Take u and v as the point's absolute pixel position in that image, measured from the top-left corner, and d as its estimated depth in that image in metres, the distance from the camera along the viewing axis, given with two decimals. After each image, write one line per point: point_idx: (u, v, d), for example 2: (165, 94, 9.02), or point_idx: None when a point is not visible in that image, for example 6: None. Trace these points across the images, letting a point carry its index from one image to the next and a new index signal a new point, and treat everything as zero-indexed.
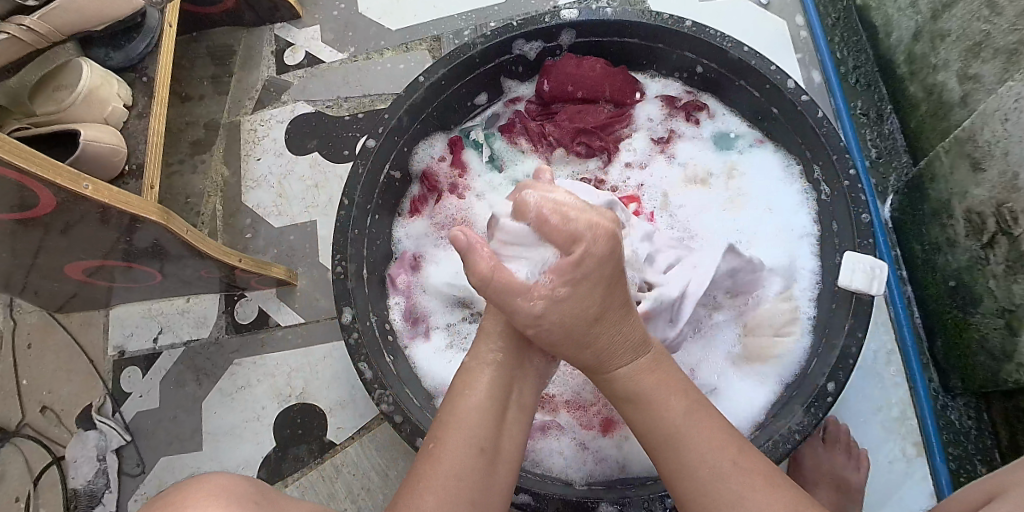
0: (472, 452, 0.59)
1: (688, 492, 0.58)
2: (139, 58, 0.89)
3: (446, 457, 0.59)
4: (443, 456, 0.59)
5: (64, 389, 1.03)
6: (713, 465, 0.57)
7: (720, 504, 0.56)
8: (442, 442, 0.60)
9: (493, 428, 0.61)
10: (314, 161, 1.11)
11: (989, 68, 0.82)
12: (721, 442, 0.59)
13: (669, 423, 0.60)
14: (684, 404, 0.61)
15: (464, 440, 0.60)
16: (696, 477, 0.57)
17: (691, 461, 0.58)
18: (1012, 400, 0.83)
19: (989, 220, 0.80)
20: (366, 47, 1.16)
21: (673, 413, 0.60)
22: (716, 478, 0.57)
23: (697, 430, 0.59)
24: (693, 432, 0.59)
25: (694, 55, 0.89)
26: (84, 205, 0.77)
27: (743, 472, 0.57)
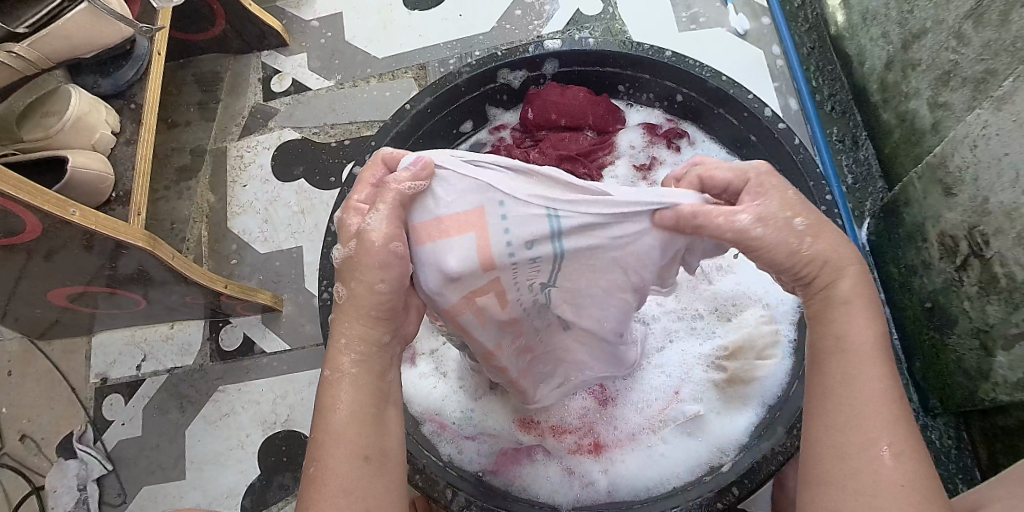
0: (357, 464, 0.54)
1: (832, 465, 0.51)
2: (127, 86, 0.90)
3: (333, 477, 0.53)
4: (325, 478, 0.53)
5: (44, 417, 1.02)
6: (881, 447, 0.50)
7: (860, 482, 0.50)
8: (325, 466, 0.53)
9: (373, 431, 0.56)
10: (300, 187, 1.12)
11: (958, 96, 0.86)
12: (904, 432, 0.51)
13: (851, 396, 0.52)
14: (883, 385, 0.53)
15: (347, 453, 0.54)
16: (857, 455, 0.51)
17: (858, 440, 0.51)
18: (990, 420, 0.86)
19: (961, 242, 0.83)
20: (353, 74, 1.18)
21: (863, 391, 0.53)
22: (874, 460, 0.50)
23: (875, 410, 0.52)
24: (883, 415, 0.52)
25: (674, 83, 0.92)
26: (68, 231, 0.77)
27: (909, 466, 0.50)
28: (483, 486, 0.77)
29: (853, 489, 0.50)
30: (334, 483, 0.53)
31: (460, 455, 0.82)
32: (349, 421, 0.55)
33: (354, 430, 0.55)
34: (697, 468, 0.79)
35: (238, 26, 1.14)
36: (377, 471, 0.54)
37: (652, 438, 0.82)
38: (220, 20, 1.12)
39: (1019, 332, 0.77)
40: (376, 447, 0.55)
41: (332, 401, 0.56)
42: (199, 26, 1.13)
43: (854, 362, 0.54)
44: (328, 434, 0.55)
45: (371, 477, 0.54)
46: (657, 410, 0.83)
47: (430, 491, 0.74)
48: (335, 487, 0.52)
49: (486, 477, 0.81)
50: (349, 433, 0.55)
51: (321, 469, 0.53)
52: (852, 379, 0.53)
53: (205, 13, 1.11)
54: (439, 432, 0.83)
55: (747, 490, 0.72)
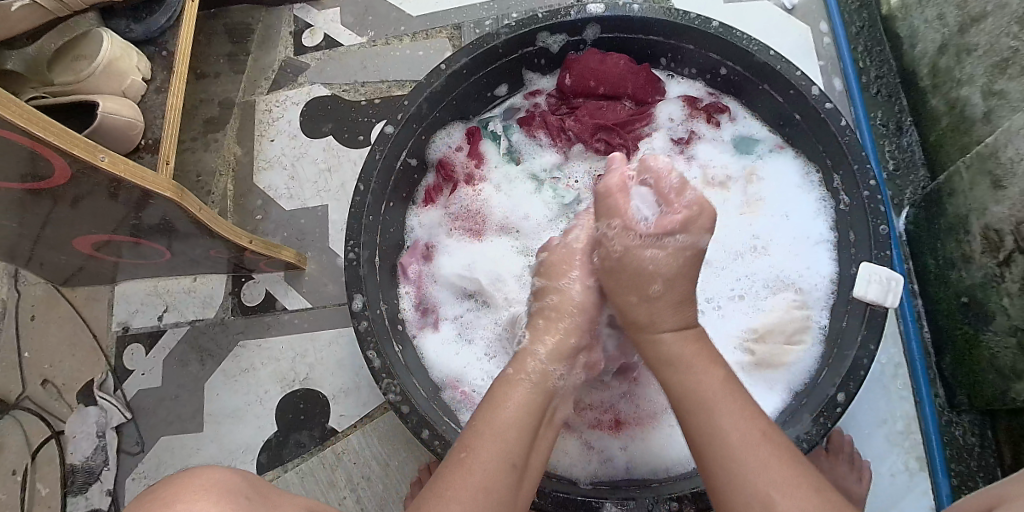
0: (504, 467, 0.58)
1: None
2: (160, 32, 0.89)
3: (479, 467, 0.57)
4: (473, 464, 0.57)
5: (66, 363, 1.03)
6: (773, 493, 0.53)
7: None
8: (474, 452, 0.58)
9: (524, 442, 0.61)
10: (327, 144, 1.10)
11: (1016, 85, 0.82)
12: (783, 471, 0.54)
13: (731, 440, 0.56)
14: (752, 426, 0.57)
15: (497, 450, 0.59)
16: (749, 502, 0.53)
17: (751, 485, 0.54)
18: (1019, 419, 0.84)
19: (1006, 237, 0.80)
20: (386, 32, 1.15)
21: (736, 433, 0.57)
22: (767, 505, 0.52)
23: (760, 450, 0.55)
24: (755, 454, 0.55)
25: (719, 56, 0.89)
26: (97, 177, 0.76)
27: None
28: None
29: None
30: (478, 474, 0.56)
31: None
32: (508, 424, 0.61)
33: (511, 432, 0.61)
34: None
35: None
36: (517, 477, 0.59)
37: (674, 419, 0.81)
38: None
39: None
40: (522, 460, 0.60)
41: (503, 400, 0.64)
42: None
43: (692, 379, 0.62)
44: (486, 428, 0.61)
45: (510, 483, 0.58)
46: None
47: None
48: (477, 482, 0.56)
49: None
50: (509, 433, 0.61)
51: (467, 455, 0.58)
52: (698, 414, 0.59)
53: None
54: (459, 399, 0.83)
55: None
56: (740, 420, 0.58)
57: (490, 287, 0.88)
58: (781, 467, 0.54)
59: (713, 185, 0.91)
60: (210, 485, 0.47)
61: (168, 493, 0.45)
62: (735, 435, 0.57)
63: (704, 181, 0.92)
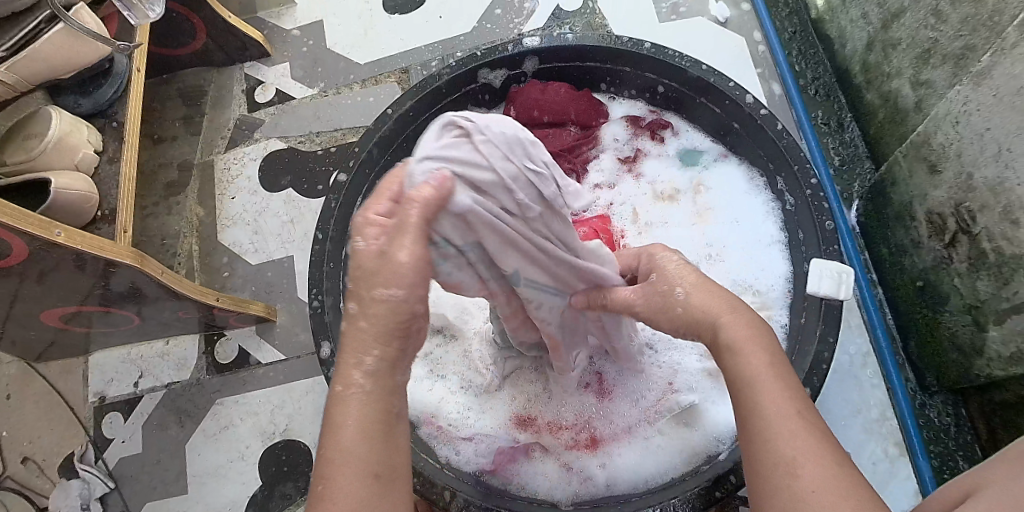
0: (368, 483, 0.47)
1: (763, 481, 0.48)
2: (108, 104, 0.90)
3: (340, 499, 0.46)
4: (330, 500, 0.46)
5: (44, 439, 1.02)
6: (799, 458, 0.47)
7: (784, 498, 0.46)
8: (332, 483, 0.46)
9: (386, 451, 0.48)
10: (288, 195, 1.12)
11: (939, 73, 0.85)
12: (815, 440, 0.48)
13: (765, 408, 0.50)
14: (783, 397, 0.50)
15: (357, 476, 0.46)
16: (774, 470, 0.47)
17: (779, 452, 0.48)
18: (988, 395, 0.85)
19: (949, 220, 0.83)
20: (336, 82, 1.18)
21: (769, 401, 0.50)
22: (791, 472, 0.47)
23: (791, 420, 0.49)
24: (790, 423, 0.49)
25: (655, 75, 0.92)
26: (58, 252, 0.77)
27: (824, 476, 0.46)
28: (483, 487, 0.78)
29: (777, 504, 0.46)
30: (341, 508, 0.45)
31: (457, 457, 0.82)
32: (350, 444, 0.47)
33: (363, 446, 0.47)
34: (693, 458, 0.80)
35: (219, 38, 1.14)
36: (386, 490, 0.47)
37: (648, 431, 0.82)
38: (201, 33, 1.13)
39: (1010, 307, 0.77)
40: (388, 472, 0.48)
41: (340, 418, 0.48)
42: (180, 40, 1.13)
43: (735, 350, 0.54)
44: (332, 450, 0.47)
45: (381, 501, 0.46)
46: (654, 402, 0.83)
47: (429, 494, 0.75)
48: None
49: (485, 476, 0.81)
50: (364, 450, 0.47)
51: (328, 487, 0.46)
52: (732, 380, 0.53)
53: (185, 27, 1.11)
54: (436, 435, 0.83)
55: (743, 478, 0.72)
56: (775, 384, 0.51)
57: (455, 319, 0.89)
58: (811, 435, 0.48)
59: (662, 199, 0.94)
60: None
61: None
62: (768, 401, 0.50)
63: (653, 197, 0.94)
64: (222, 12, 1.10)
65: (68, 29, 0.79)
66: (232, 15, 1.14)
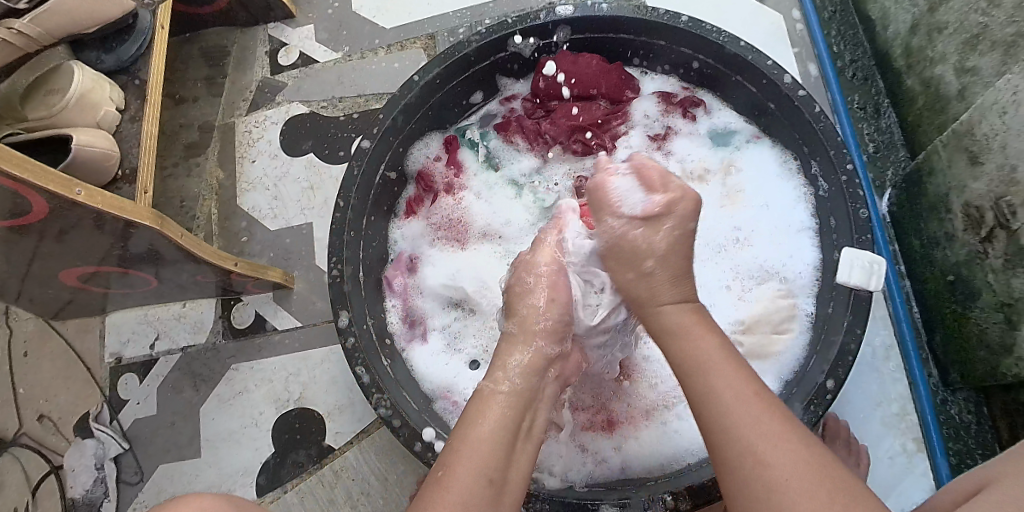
0: (481, 483, 0.55)
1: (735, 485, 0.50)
2: (132, 61, 0.89)
3: (456, 486, 0.54)
4: (450, 485, 0.54)
5: (60, 397, 1.03)
6: (762, 447, 0.50)
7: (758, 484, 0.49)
8: (453, 471, 0.55)
9: (504, 458, 0.57)
10: (309, 162, 1.10)
11: (987, 60, 0.82)
12: (774, 424, 0.51)
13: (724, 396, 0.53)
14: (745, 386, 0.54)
15: (476, 468, 0.55)
16: (739, 461, 0.50)
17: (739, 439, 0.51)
18: (1012, 393, 0.84)
19: (987, 213, 0.80)
20: (360, 46, 1.16)
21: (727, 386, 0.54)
22: (758, 462, 0.49)
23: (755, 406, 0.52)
24: (748, 412, 0.52)
25: (690, 50, 0.89)
26: (78, 211, 0.76)
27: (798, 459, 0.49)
28: None
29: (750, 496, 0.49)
30: (456, 493, 0.54)
31: None
32: (482, 439, 0.57)
33: (491, 450, 0.57)
34: None
35: None
36: (496, 495, 0.55)
37: (664, 414, 0.81)
38: None
39: None
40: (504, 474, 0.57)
41: (480, 415, 0.60)
42: None
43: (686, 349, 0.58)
44: (462, 443, 0.57)
45: (489, 500, 0.54)
46: (672, 385, 0.82)
47: None
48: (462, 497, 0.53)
49: None
50: (488, 447, 0.57)
51: (447, 473, 0.55)
52: (696, 378, 0.56)
53: None
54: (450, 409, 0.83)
55: None
56: (728, 380, 0.54)
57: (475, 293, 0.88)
58: (772, 419, 0.51)
59: (690, 178, 0.91)
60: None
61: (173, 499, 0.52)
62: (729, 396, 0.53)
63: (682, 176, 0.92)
64: None
65: None
66: None
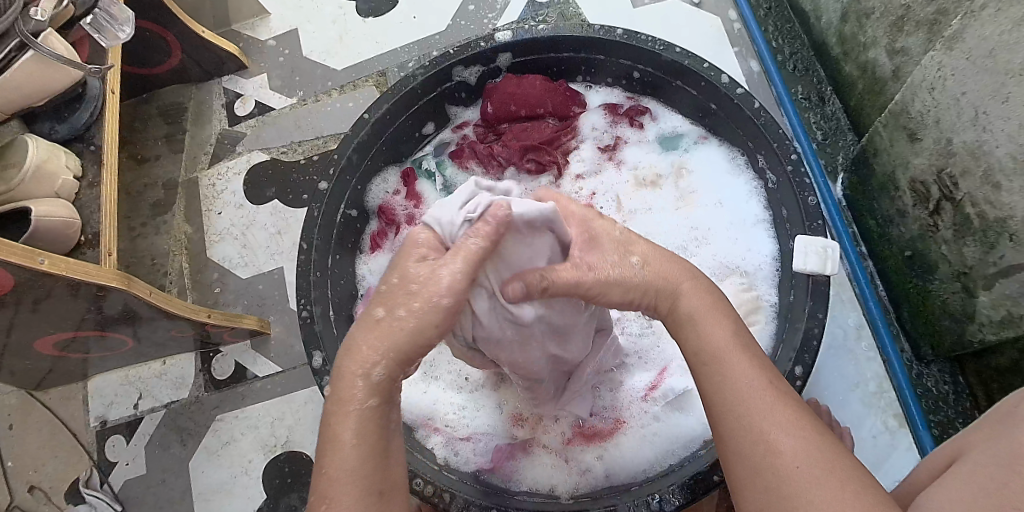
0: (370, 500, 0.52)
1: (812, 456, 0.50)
2: (84, 128, 0.90)
3: None
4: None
5: (49, 466, 1.02)
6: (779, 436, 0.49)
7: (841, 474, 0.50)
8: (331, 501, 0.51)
9: (379, 465, 0.53)
10: (274, 208, 1.12)
11: (914, 40, 0.85)
12: (784, 413, 0.50)
13: (735, 393, 0.52)
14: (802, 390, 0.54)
15: (356, 492, 0.51)
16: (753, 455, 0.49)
17: (755, 434, 0.50)
18: (984, 360, 0.85)
19: (932, 187, 0.82)
20: (314, 89, 1.18)
21: (748, 382, 0.53)
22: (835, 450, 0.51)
23: (766, 399, 0.51)
24: (764, 402, 0.51)
25: (630, 61, 0.91)
26: (46, 281, 0.77)
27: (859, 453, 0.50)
28: (482, 486, 0.77)
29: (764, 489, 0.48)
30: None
31: (456, 457, 0.82)
32: (348, 463, 0.52)
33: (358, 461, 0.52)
34: (690, 443, 0.79)
35: (196, 54, 1.14)
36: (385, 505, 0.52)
37: (641, 418, 0.83)
38: (176, 51, 1.13)
39: (997, 271, 0.77)
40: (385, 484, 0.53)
41: (339, 434, 0.53)
42: (156, 59, 1.13)
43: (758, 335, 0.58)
44: (333, 471, 0.52)
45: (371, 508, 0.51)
46: (648, 388, 0.84)
47: (429, 498, 0.74)
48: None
49: (484, 475, 0.80)
50: (355, 464, 0.52)
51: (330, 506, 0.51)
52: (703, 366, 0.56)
53: (159, 46, 1.11)
54: (433, 436, 0.83)
55: None
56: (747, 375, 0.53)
57: None
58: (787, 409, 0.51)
59: (644, 185, 0.93)
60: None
61: None
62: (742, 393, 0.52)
63: (635, 183, 0.94)
64: (195, 28, 1.10)
65: (38, 56, 0.79)
66: (205, 30, 1.13)
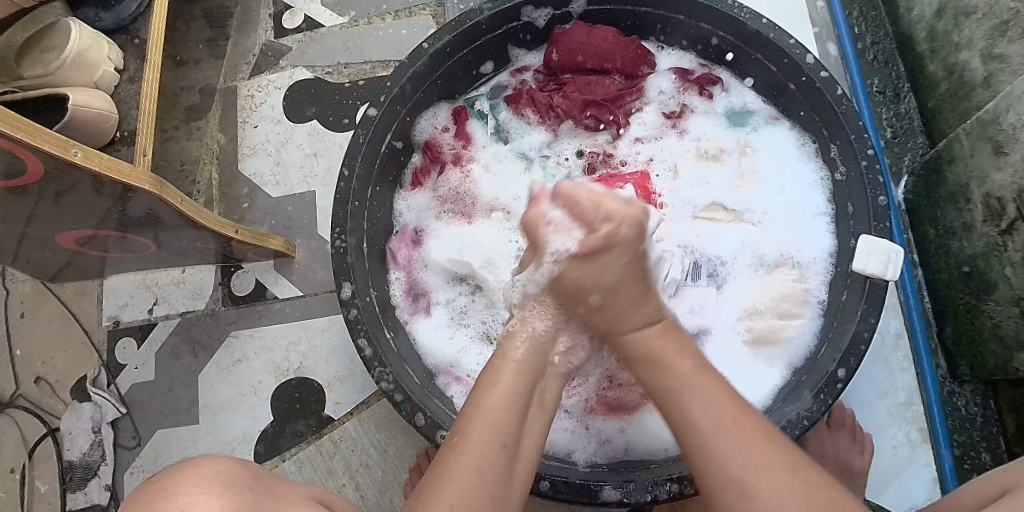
0: (495, 445, 0.57)
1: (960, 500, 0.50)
2: (130, 20, 0.87)
3: (471, 446, 0.57)
4: (465, 448, 0.57)
5: (58, 360, 1.01)
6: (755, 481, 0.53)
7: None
8: (466, 436, 0.57)
9: (516, 420, 0.60)
10: (312, 129, 1.08)
11: (1017, 47, 0.79)
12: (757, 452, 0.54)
13: (702, 427, 0.57)
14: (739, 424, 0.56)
15: (487, 433, 0.58)
16: (724, 492, 0.54)
17: (727, 473, 0.54)
18: (1021, 389, 0.83)
19: (1008, 205, 0.78)
20: (367, 11, 1.12)
21: (709, 420, 0.57)
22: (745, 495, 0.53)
23: (733, 436, 0.56)
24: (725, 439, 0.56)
25: (710, 26, 0.86)
26: (74, 173, 0.74)
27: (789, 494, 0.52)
28: None
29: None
30: (471, 459, 0.56)
31: None
32: (499, 404, 0.60)
33: (503, 417, 0.59)
34: None
35: None
36: (509, 456, 0.58)
37: None
38: None
39: None
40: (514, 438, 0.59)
41: (493, 382, 0.62)
42: None
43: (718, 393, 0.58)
44: (479, 412, 0.59)
45: (502, 465, 0.57)
46: None
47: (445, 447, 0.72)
48: (467, 465, 0.55)
49: None
50: (501, 413, 0.60)
51: (464, 438, 0.57)
52: None
53: None
54: (452, 384, 0.81)
55: None
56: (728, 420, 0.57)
57: (480, 270, 0.85)
58: (755, 451, 0.54)
59: (704, 158, 0.89)
60: (211, 473, 0.49)
61: (171, 487, 0.46)
62: (707, 430, 0.56)
63: (696, 155, 0.89)
64: None
65: None
66: None
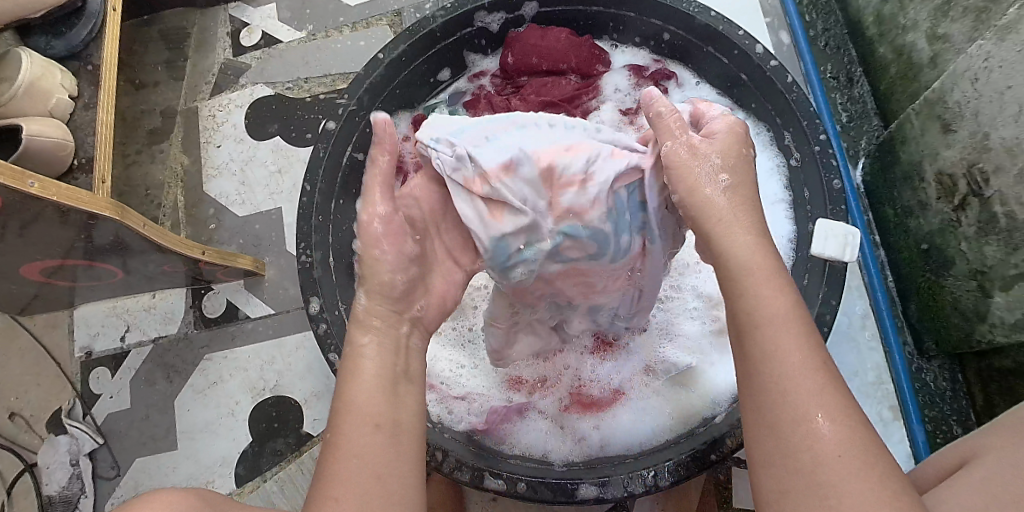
0: (369, 432, 0.51)
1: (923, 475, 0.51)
2: (82, 46, 0.86)
3: (347, 451, 0.50)
4: (343, 451, 0.50)
5: (31, 394, 1.00)
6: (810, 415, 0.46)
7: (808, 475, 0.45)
8: (342, 437, 0.51)
9: (389, 402, 0.53)
10: (275, 145, 1.08)
11: (959, 26, 0.81)
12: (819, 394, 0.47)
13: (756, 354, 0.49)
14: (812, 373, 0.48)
15: (359, 426, 0.51)
16: (790, 428, 0.47)
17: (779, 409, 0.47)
18: (986, 360, 0.85)
19: (960, 181, 0.80)
20: (325, 24, 1.12)
21: (791, 356, 0.48)
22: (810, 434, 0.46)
23: (805, 379, 0.48)
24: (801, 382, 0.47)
25: (661, 22, 0.87)
26: (33, 204, 0.73)
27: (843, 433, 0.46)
28: (476, 447, 0.76)
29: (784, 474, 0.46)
30: (353, 456, 0.50)
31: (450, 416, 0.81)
32: (369, 393, 0.53)
33: (374, 400, 0.52)
34: (689, 420, 0.78)
35: None
36: (389, 437, 0.51)
37: (641, 391, 0.81)
38: None
39: (1018, 273, 0.75)
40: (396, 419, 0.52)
41: (353, 372, 0.54)
42: None
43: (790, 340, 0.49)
44: (349, 408, 0.52)
45: (386, 446, 0.51)
46: (647, 362, 0.82)
47: None
48: (349, 454, 0.50)
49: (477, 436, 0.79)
50: (370, 399, 0.52)
51: (342, 443, 0.51)
52: None
53: None
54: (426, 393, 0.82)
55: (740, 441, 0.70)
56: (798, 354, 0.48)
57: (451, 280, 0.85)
58: (834, 395, 0.47)
59: None
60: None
61: None
62: (791, 364, 0.48)
63: None
64: None
65: None
66: None
